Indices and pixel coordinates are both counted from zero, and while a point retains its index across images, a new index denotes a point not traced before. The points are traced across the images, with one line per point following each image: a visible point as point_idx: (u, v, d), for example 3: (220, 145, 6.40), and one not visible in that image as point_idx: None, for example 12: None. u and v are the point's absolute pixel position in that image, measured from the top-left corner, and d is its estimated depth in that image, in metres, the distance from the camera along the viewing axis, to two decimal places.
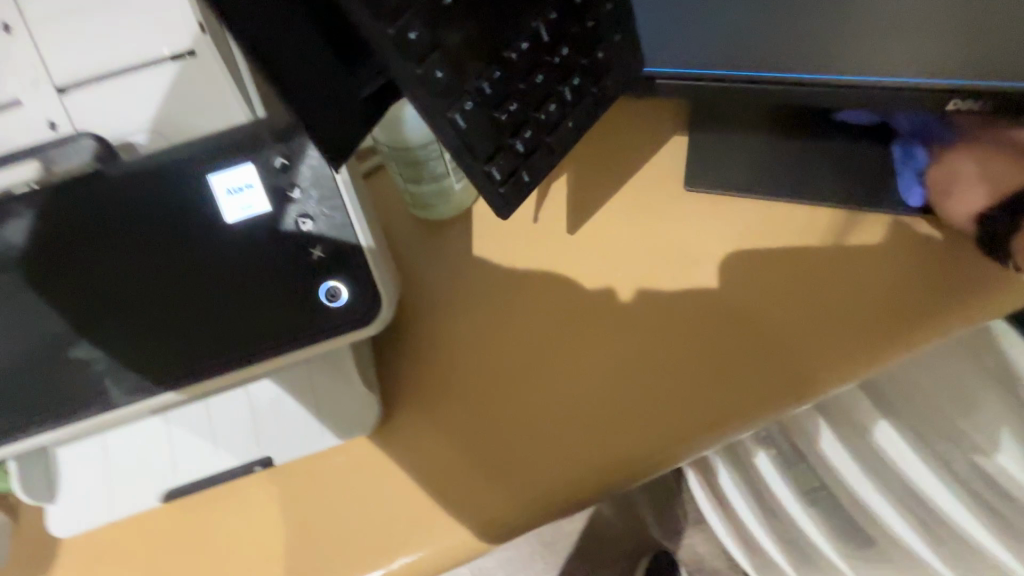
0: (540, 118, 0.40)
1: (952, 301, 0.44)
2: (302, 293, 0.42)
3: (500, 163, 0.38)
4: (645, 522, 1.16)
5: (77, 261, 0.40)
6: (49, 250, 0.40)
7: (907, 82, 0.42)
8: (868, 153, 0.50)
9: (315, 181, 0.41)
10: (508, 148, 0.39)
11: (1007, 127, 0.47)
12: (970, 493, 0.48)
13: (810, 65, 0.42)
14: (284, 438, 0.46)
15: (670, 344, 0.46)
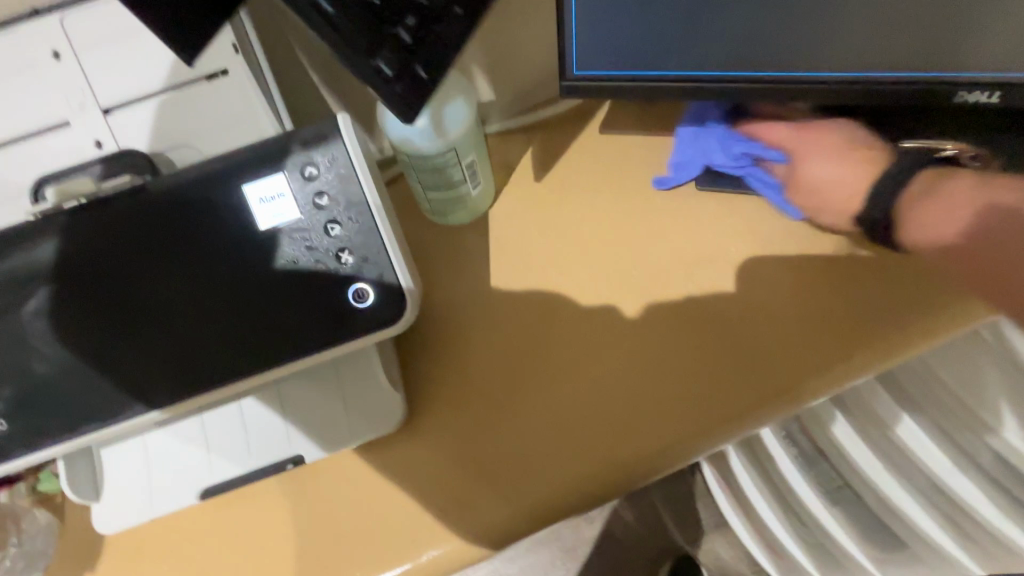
0: (422, 4, 0.36)
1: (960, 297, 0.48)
2: (327, 299, 0.38)
3: (389, 57, 0.35)
4: (665, 523, 1.35)
5: (97, 272, 0.38)
6: (73, 262, 0.38)
7: (930, 78, 0.42)
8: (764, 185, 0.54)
9: (341, 185, 0.39)
10: (391, 40, 0.35)
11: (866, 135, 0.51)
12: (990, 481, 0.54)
13: (829, 62, 0.43)
14: (310, 436, 0.46)
15: (683, 350, 0.50)
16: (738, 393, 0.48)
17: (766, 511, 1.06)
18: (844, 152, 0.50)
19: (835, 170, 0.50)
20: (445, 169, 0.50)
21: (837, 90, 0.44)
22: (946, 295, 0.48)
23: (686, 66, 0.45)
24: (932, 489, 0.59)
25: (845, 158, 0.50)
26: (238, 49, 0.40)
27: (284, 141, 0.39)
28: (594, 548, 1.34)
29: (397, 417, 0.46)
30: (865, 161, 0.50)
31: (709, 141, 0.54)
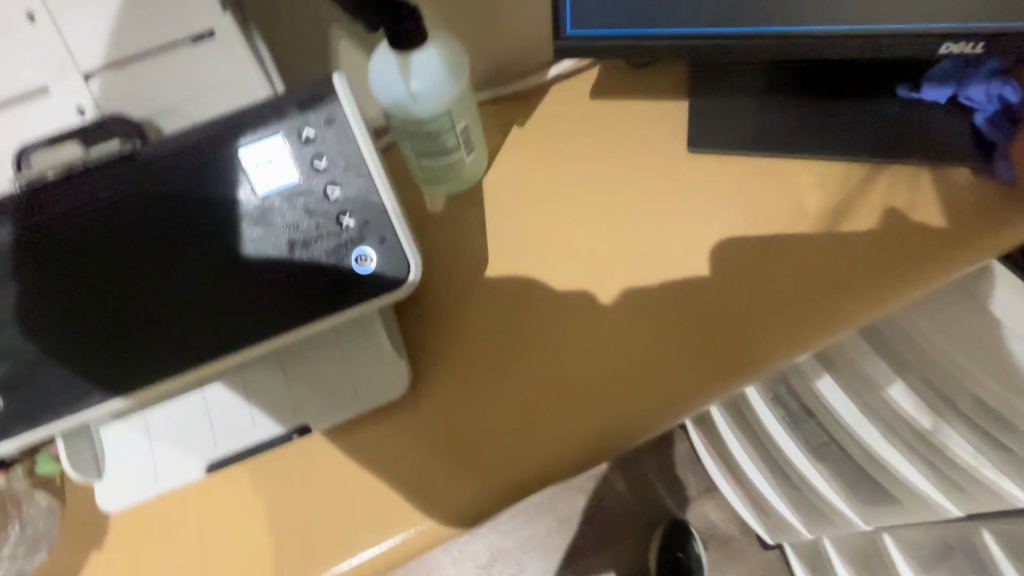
0: None
1: (950, 245, 0.50)
2: (330, 265, 0.38)
3: None
4: (658, 492, 1.38)
5: (83, 246, 0.37)
6: (56, 234, 0.37)
7: (907, 28, 0.43)
8: (874, 113, 0.54)
9: (340, 149, 0.38)
10: None
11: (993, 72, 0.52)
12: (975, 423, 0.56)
13: (817, 17, 0.44)
14: (315, 406, 0.46)
15: (680, 309, 0.50)
16: (738, 347, 0.48)
17: (755, 471, 1.09)
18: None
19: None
20: (439, 135, 0.50)
21: (809, 43, 0.45)
22: (934, 245, 0.50)
23: (679, 24, 0.46)
24: (918, 437, 0.61)
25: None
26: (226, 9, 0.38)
27: (278, 104, 0.38)
28: (590, 519, 1.37)
29: (404, 383, 0.46)
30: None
31: (977, 90, 0.52)
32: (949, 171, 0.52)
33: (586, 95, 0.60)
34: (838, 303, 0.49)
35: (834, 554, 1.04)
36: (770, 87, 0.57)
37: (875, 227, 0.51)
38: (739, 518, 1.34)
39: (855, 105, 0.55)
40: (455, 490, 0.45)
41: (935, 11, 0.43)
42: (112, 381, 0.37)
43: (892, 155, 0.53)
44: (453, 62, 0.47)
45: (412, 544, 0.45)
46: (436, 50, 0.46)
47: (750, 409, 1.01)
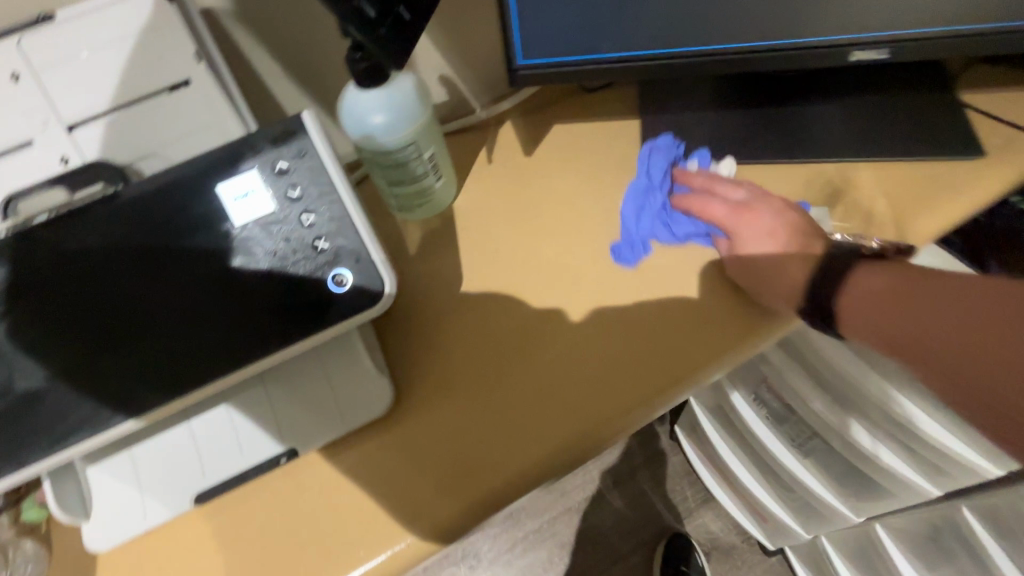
0: None
1: (895, 229, 0.53)
2: (307, 288, 0.40)
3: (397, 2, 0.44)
4: (657, 508, 1.37)
5: (65, 286, 0.39)
6: (39, 278, 0.39)
7: (828, 39, 0.49)
8: (807, 115, 0.59)
9: (313, 179, 0.41)
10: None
11: (893, 85, 0.59)
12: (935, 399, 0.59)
13: (740, 35, 0.49)
14: (301, 429, 0.47)
15: (645, 310, 0.53)
16: (702, 344, 0.51)
17: (748, 476, 1.10)
18: (772, 227, 0.52)
19: (768, 249, 0.51)
20: (407, 163, 0.53)
21: (745, 57, 0.50)
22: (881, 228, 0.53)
23: (619, 48, 0.51)
24: (889, 419, 0.66)
25: (784, 234, 0.52)
26: (200, 58, 0.42)
27: (253, 141, 0.41)
28: (591, 540, 1.36)
29: (388, 399, 0.48)
30: (810, 244, 0.52)
31: (656, 220, 0.56)
32: (887, 164, 0.55)
33: (547, 121, 0.64)
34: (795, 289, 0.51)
35: (834, 554, 1.04)
36: (714, 100, 0.61)
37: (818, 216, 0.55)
38: (740, 528, 1.34)
39: (788, 109, 0.59)
40: (444, 500, 0.46)
41: (846, 22, 0.48)
42: (105, 411, 0.38)
43: (830, 151, 0.56)
44: (417, 95, 0.50)
45: (410, 556, 0.45)
46: (404, 84, 0.50)
47: (735, 413, 1.03)
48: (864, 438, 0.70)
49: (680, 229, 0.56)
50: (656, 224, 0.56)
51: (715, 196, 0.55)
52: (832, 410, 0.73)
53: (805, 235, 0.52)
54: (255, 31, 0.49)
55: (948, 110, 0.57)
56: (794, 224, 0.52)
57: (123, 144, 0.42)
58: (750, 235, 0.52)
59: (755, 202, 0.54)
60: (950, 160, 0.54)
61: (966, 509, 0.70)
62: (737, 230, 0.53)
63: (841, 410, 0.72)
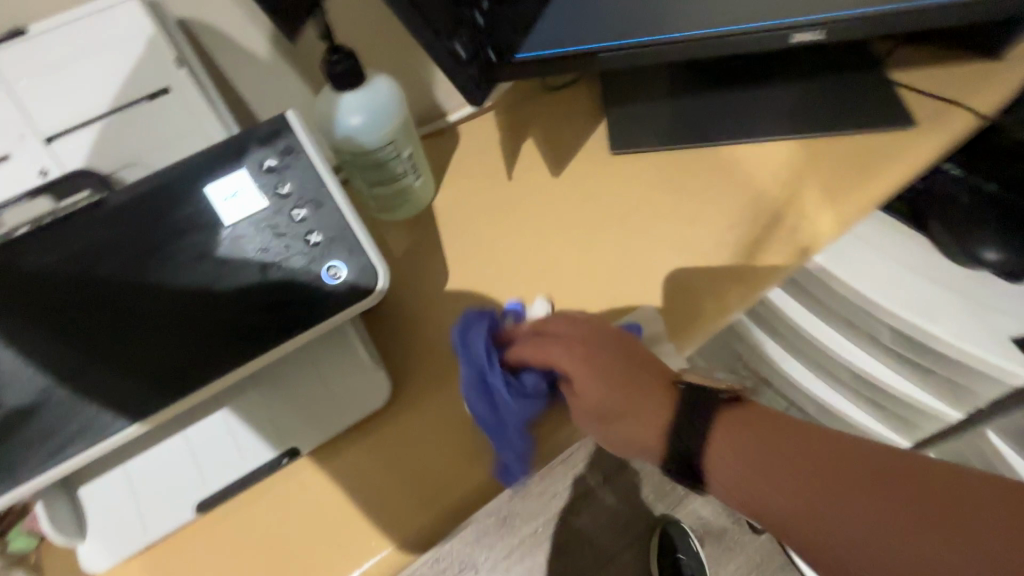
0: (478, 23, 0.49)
1: (848, 194, 0.57)
2: (304, 281, 0.41)
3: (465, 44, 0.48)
4: (649, 499, 1.39)
5: (50, 298, 0.38)
6: (22, 291, 0.38)
7: (765, 25, 0.54)
8: (756, 98, 0.63)
9: (302, 175, 0.42)
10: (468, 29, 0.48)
11: (829, 66, 0.64)
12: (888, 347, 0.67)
13: (688, 24, 0.53)
14: (301, 428, 0.47)
15: (627, 287, 0.55)
16: (682, 315, 0.52)
17: None
18: (610, 372, 0.44)
19: (611, 403, 0.43)
20: (387, 163, 0.54)
21: (694, 44, 0.54)
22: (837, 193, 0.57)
23: (578, 43, 0.54)
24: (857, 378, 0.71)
25: (624, 381, 0.44)
26: (180, 65, 0.43)
27: (238, 143, 0.42)
28: (586, 538, 1.37)
29: (385, 389, 0.48)
30: (660, 395, 0.44)
31: (488, 375, 0.45)
32: (832, 136, 0.60)
33: (515, 120, 0.67)
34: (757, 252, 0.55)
35: None
36: (671, 89, 0.65)
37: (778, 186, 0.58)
38: (728, 510, 1.37)
39: (739, 93, 0.64)
40: (438, 496, 0.46)
41: (779, 9, 0.53)
42: (107, 416, 0.38)
43: (780, 129, 0.61)
44: (393, 96, 0.52)
45: (418, 545, 0.46)
46: (379, 85, 0.51)
47: None
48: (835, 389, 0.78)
49: (522, 382, 0.45)
50: (493, 377, 0.44)
51: (550, 336, 0.45)
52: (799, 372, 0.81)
53: (655, 377, 0.45)
54: (227, 41, 0.50)
55: (880, 85, 0.62)
56: (633, 370, 0.45)
57: (104, 153, 0.43)
58: (595, 385, 0.43)
59: (589, 336, 0.45)
60: (885, 132, 0.60)
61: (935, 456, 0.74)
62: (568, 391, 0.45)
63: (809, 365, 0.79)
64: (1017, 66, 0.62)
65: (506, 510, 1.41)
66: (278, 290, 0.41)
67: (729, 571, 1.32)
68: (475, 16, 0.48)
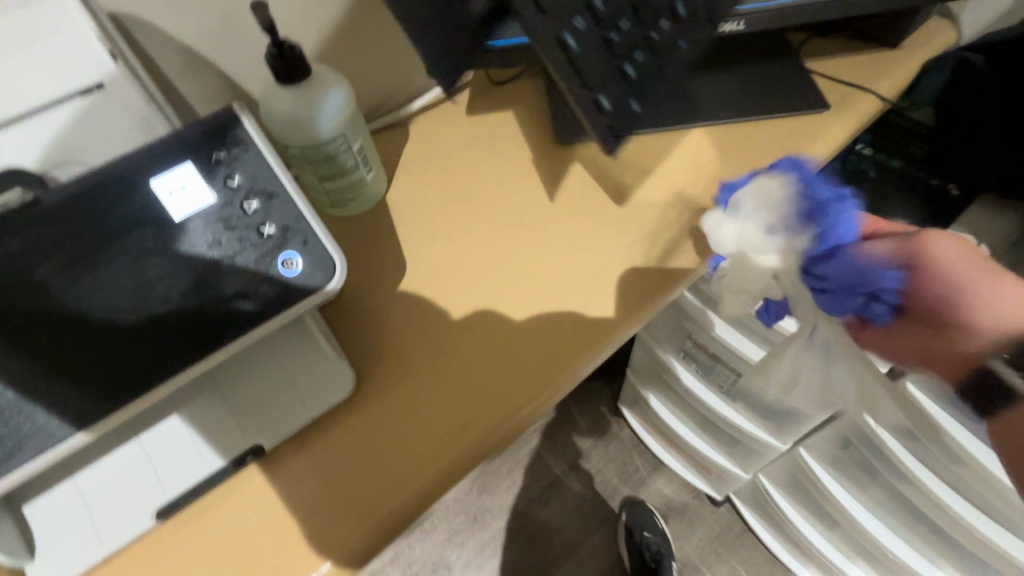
0: (626, 76, 0.48)
1: None
2: (260, 273, 0.41)
3: (608, 95, 0.47)
4: (614, 482, 1.44)
5: None
6: None
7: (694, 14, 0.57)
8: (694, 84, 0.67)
9: (252, 166, 0.42)
10: (618, 81, 0.48)
11: (754, 54, 0.69)
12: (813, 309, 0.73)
13: None
14: (264, 424, 0.46)
15: (582, 268, 0.57)
16: (634, 294, 0.55)
17: (687, 431, 1.21)
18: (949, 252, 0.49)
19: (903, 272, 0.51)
20: (338, 156, 0.55)
21: None
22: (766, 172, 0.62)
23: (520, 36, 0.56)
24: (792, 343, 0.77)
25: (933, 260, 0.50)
26: (115, 58, 0.41)
27: (182, 134, 0.41)
28: (556, 527, 1.40)
29: (349, 380, 0.48)
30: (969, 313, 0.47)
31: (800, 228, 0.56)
32: (759, 120, 0.65)
33: (464, 113, 0.68)
34: (696, 229, 0.59)
35: (772, 487, 1.17)
36: None
37: (713, 168, 0.63)
38: (689, 486, 1.43)
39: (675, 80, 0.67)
40: (409, 482, 0.48)
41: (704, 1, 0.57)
42: (57, 421, 0.37)
43: (714, 113, 0.65)
44: (340, 88, 0.52)
45: (391, 526, 0.47)
46: (327, 77, 0.52)
47: (669, 375, 1.12)
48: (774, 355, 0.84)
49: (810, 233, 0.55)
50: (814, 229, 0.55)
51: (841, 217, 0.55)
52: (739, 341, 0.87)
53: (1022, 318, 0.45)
54: (162, 35, 0.49)
55: (798, 72, 0.68)
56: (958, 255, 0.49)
57: (38, 144, 0.42)
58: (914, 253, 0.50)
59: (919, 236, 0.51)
60: (805, 115, 0.65)
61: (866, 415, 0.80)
62: (973, 296, 0.47)
63: (750, 335, 0.86)
64: (914, 54, 0.69)
65: (477, 507, 1.43)
66: (234, 281, 0.40)
67: (693, 544, 1.38)
68: (626, 69, 0.48)
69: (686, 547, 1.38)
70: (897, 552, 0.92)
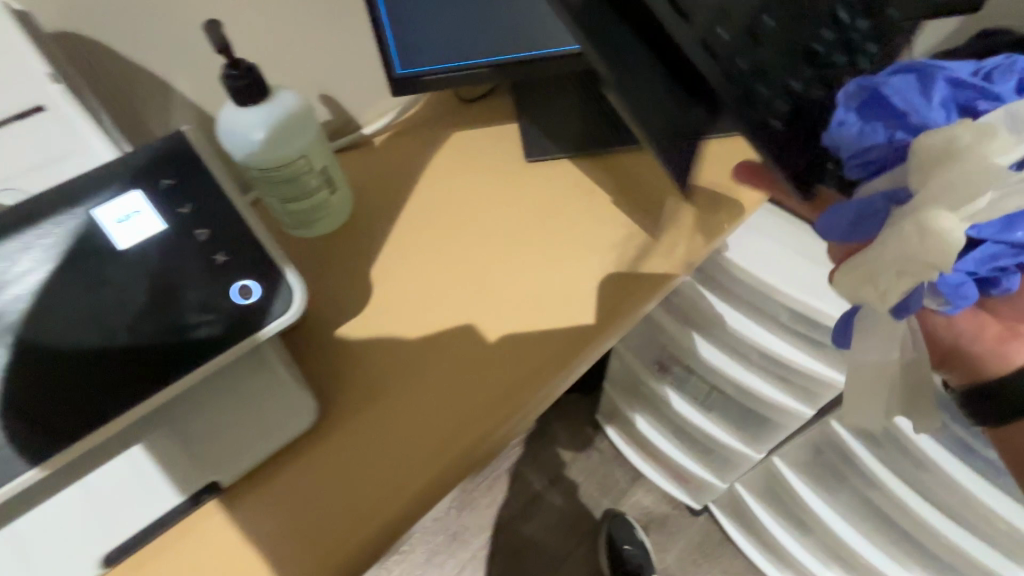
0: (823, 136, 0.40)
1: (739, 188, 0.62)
2: (213, 302, 0.39)
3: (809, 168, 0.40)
4: (594, 495, 1.43)
5: None
6: None
7: None
8: None
9: (203, 191, 0.41)
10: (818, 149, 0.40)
11: None
12: (782, 321, 0.74)
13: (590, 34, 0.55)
14: (219, 460, 0.44)
15: (553, 284, 0.56)
16: (605, 309, 0.55)
17: (664, 441, 1.21)
18: None
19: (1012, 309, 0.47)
20: (299, 177, 0.53)
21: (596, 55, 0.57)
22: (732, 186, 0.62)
23: (487, 56, 0.55)
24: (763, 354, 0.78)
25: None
26: (57, 79, 0.41)
27: (128, 161, 0.40)
28: (537, 543, 1.38)
29: (311, 409, 0.47)
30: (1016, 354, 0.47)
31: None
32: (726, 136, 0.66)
33: (432, 129, 0.68)
34: (665, 244, 0.59)
35: (749, 496, 1.18)
36: (583, 97, 0.68)
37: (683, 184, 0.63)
38: (668, 496, 1.43)
39: None
40: (382, 509, 0.46)
41: None
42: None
43: None
44: (301, 108, 0.51)
45: (358, 559, 0.45)
46: (286, 98, 0.51)
47: (645, 386, 1.12)
48: (746, 367, 0.85)
49: None
50: None
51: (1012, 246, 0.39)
52: (713, 355, 0.88)
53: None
54: (111, 54, 0.47)
55: None
56: None
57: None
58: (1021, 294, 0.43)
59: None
60: None
61: (835, 422, 0.82)
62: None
63: (723, 348, 0.87)
64: None
65: (456, 526, 1.40)
66: (184, 313, 0.39)
67: (673, 555, 1.38)
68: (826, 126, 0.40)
69: (667, 558, 1.38)
70: (870, 558, 0.93)
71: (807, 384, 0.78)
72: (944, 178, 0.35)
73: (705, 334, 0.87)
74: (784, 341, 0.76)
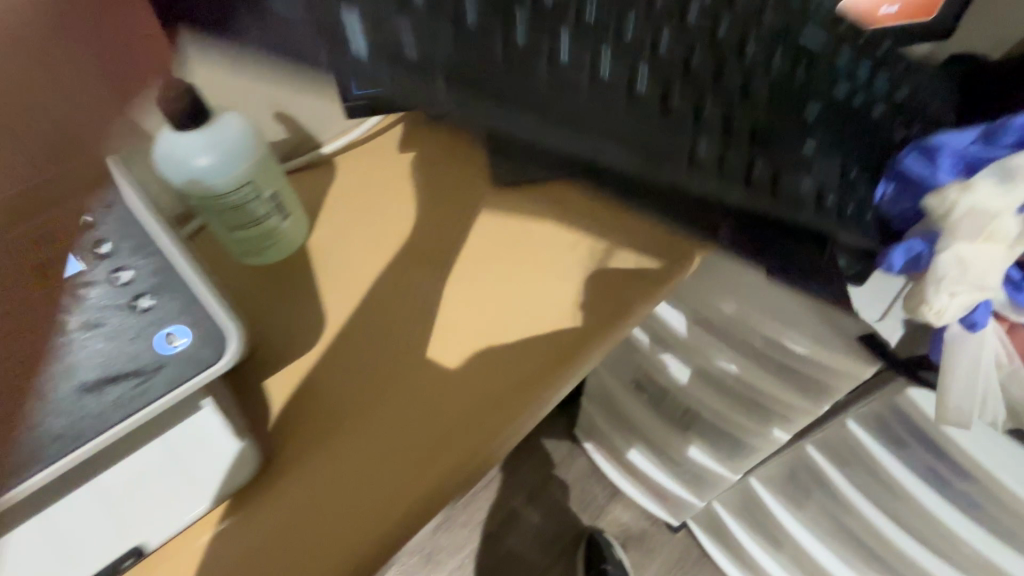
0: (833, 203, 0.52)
1: None
2: (132, 353, 0.36)
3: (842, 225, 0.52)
4: (573, 512, 1.41)
5: None
6: None
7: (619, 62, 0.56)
8: None
9: (124, 231, 0.38)
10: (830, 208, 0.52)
11: None
12: (757, 346, 0.73)
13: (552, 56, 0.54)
14: (143, 522, 0.40)
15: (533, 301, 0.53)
16: (588, 327, 0.51)
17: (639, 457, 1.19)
18: None
19: None
20: (244, 205, 0.50)
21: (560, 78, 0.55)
22: None
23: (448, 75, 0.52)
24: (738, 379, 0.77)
25: None
26: None
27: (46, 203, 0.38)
28: (514, 563, 1.35)
29: (248, 459, 0.43)
30: None
31: None
32: None
33: (395, 148, 0.65)
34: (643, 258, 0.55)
35: (727, 514, 1.17)
36: None
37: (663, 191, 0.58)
38: (647, 512, 1.41)
39: None
40: (359, 539, 0.43)
41: None
42: None
43: None
44: (242, 130, 0.48)
45: None
46: (226, 120, 0.48)
47: (621, 404, 1.10)
48: (722, 389, 0.84)
49: None
50: None
51: None
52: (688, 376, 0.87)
53: None
54: None
55: None
56: None
57: None
58: None
59: None
60: None
61: (810, 446, 0.81)
62: None
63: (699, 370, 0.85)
64: None
65: (431, 546, 1.36)
66: (99, 366, 0.35)
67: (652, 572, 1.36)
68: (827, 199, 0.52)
69: None
70: None
71: (782, 409, 0.77)
72: (955, 218, 0.45)
73: (680, 355, 0.86)
74: (759, 365, 0.75)
